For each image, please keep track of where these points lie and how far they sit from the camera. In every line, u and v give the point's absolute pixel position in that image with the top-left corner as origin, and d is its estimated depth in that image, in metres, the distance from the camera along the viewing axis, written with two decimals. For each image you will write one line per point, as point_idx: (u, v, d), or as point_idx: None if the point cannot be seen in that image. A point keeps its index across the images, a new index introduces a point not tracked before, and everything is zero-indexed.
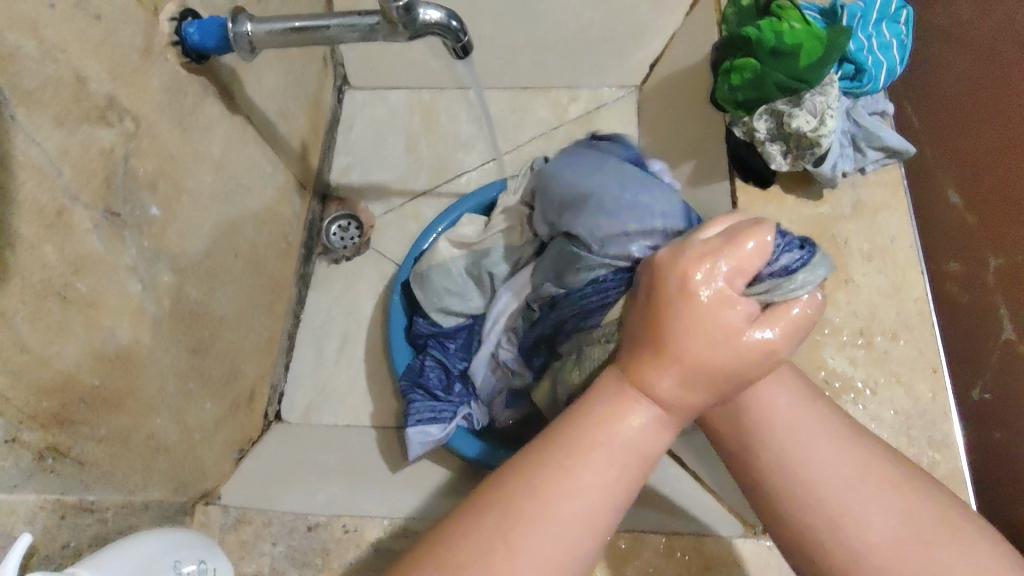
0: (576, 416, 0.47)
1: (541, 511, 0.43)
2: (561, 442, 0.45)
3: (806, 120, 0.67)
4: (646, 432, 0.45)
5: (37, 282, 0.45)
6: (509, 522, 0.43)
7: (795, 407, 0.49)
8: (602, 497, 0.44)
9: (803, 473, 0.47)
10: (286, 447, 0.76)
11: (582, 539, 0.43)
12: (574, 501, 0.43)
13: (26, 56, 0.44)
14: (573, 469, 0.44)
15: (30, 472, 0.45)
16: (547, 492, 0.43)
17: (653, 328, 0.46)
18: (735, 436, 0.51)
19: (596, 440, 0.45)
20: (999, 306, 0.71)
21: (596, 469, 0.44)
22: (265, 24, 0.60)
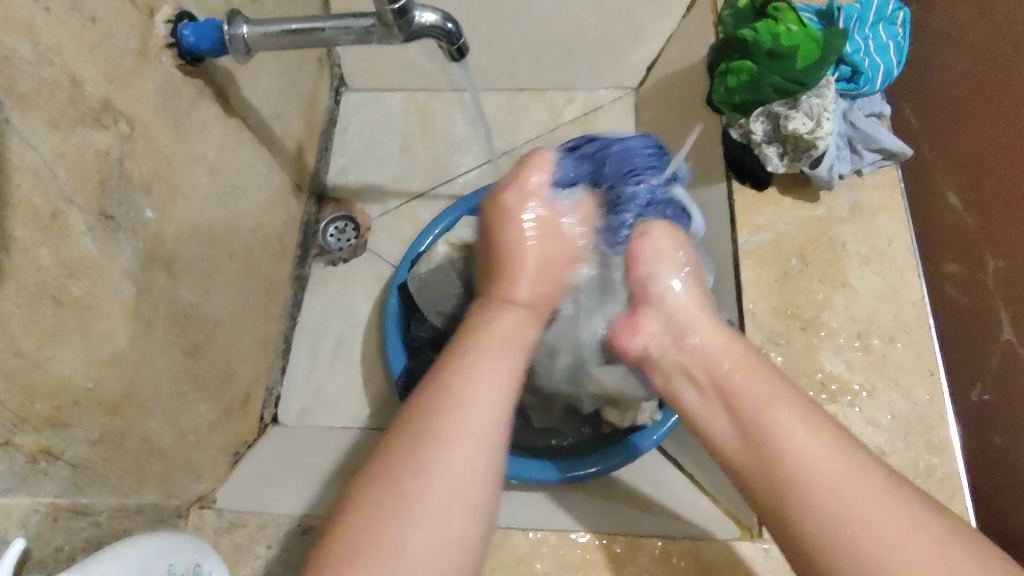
0: (456, 349, 0.52)
1: (444, 405, 0.48)
2: (448, 370, 0.50)
3: (803, 122, 0.67)
4: (515, 330, 0.54)
5: (32, 284, 0.45)
6: (422, 422, 0.48)
7: (820, 447, 0.47)
8: (495, 389, 0.50)
9: (826, 510, 0.45)
10: (281, 449, 0.76)
11: (481, 448, 0.47)
12: (474, 388, 0.49)
13: (22, 59, 0.44)
14: (464, 388, 0.49)
15: (23, 475, 0.44)
16: (438, 415, 0.48)
17: (499, 259, 0.57)
18: (752, 460, 0.49)
19: (475, 363, 0.51)
20: (1000, 310, 0.68)
21: (486, 365, 0.51)
22: (260, 25, 0.60)
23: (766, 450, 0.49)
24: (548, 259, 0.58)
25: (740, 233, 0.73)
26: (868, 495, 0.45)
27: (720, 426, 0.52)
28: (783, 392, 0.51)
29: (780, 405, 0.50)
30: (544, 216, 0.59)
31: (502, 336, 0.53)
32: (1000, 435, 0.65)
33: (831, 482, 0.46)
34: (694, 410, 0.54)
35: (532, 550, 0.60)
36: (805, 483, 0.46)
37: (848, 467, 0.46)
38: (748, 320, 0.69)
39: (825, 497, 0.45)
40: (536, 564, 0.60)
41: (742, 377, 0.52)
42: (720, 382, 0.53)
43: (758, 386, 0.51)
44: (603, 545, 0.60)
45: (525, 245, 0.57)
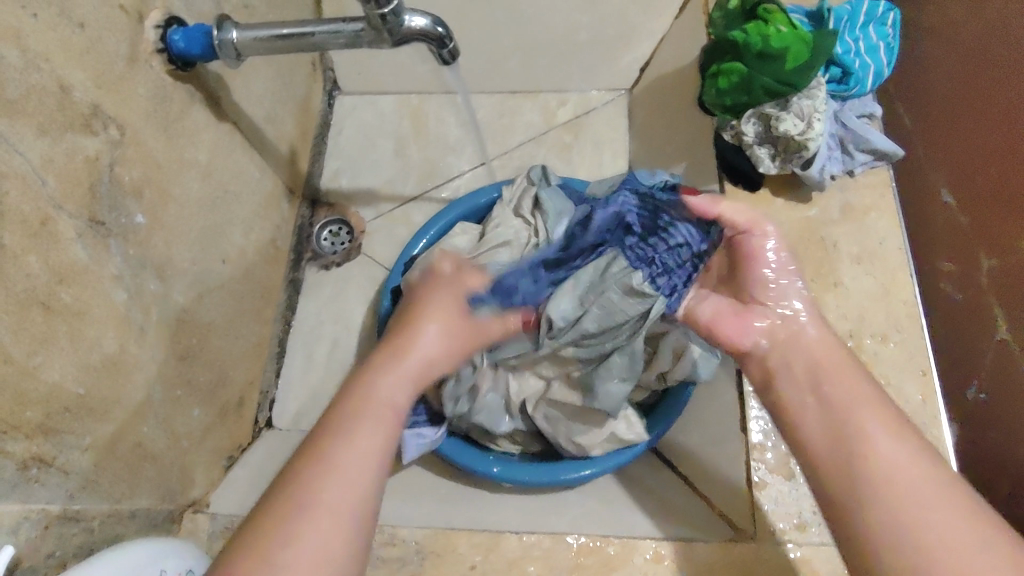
0: (329, 418, 0.47)
1: (323, 468, 0.43)
2: (313, 442, 0.45)
3: (793, 123, 0.68)
4: (397, 403, 0.48)
5: (21, 291, 0.45)
6: (289, 503, 0.42)
7: (905, 456, 0.45)
8: (371, 448, 0.45)
9: (892, 505, 0.43)
10: (276, 453, 0.76)
11: (344, 515, 0.42)
12: (351, 451, 0.44)
13: (10, 66, 0.44)
14: (325, 463, 0.43)
15: (14, 482, 0.44)
16: (291, 495, 0.42)
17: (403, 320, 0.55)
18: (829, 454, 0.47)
19: (343, 438, 0.45)
20: (996, 308, 0.67)
21: (365, 429, 0.46)
22: (251, 31, 0.61)
23: (852, 441, 0.46)
24: (446, 339, 0.53)
25: None
26: (943, 508, 0.42)
27: (808, 414, 0.49)
28: (880, 403, 0.48)
29: (871, 410, 0.47)
30: (442, 310, 0.55)
31: (380, 401, 0.48)
32: (994, 432, 0.66)
33: (904, 483, 0.43)
34: (786, 400, 0.51)
35: (525, 553, 0.61)
36: (881, 477, 0.44)
37: (925, 481, 0.43)
38: None
39: (897, 497, 0.43)
40: (529, 566, 0.60)
41: (840, 375, 0.50)
42: (817, 373, 0.50)
43: (848, 390, 0.49)
44: (597, 548, 0.60)
45: (415, 342, 0.52)
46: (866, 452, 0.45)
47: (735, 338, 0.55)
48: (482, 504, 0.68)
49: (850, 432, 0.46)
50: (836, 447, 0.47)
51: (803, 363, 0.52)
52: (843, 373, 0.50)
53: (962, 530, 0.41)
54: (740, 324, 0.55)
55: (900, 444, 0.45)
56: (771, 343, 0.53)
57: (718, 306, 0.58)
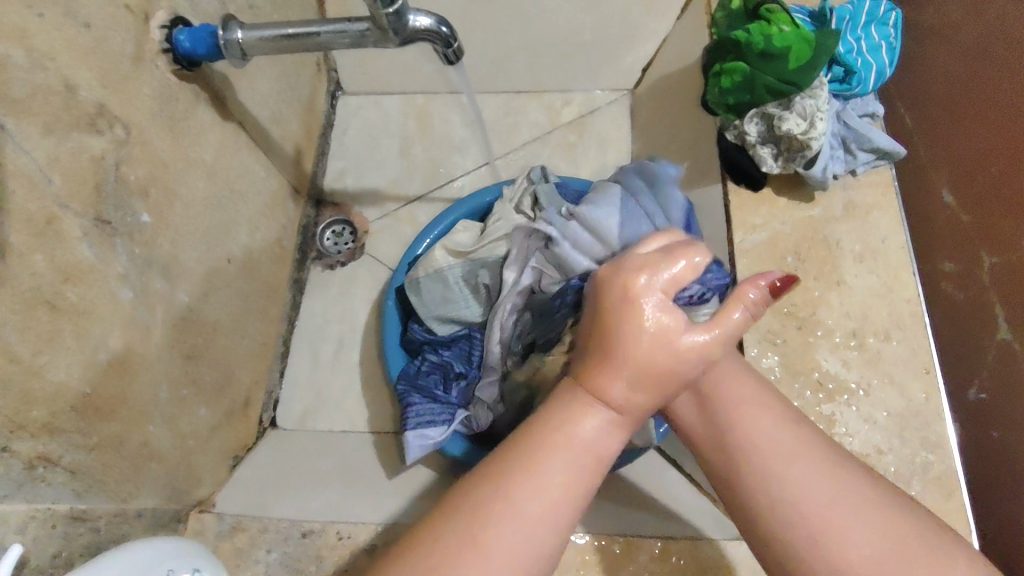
0: (520, 448, 0.45)
1: (508, 508, 0.42)
2: (505, 473, 0.44)
3: (796, 122, 0.68)
4: (598, 445, 0.44)
5: (27, 290, 0.45)
6: (475, 528, 0.42)
7: (780, 434, 0.47)
8: (565, 498, 0.43)
9: (772, 485, 0.45)
10: (281, 452, 0.76)
11: (533, 558, 0.42)
12: (541, 498, 0.43)
13: (15, 65, 0.44)
14: (512, 503, 0.42)
15: (20, 481, 0.44)
16: (477, 530, 0.42)
17: (602, 343, 0.44)
18: (719, 449, 0.49)
19: (533, 484, 0.43)
20: (997, 305, 0.68)
21: (558, 469, 0.44)
22: (256, 30, 0.60)
23: (725, 430, 0.49)
24: (670, 368, 0.44)
25: (737, 232, 0.73)
26: (818, 475, 0.45)
27: (683, 404, 0.52)
28: (751, 386, 0.51)
29: (747, 395, 0.50)
30: (648, 326, 0.44)
31: (580, 445, 0.44)
32: (998, 429, 0.66)
33: (779, 457, 0.46)
34: (676, 403, 0.53)
35: None
36: (756, 459, 0.47)
37: (799, 450, 0.46)
38: None
39: (773, 478, 0.45)
40: None
41: (724, 377, 0.51)
42: (698, 377, 0.52)
43: (731, 385, 0.51)
44: (602, 546, 0.60)
45: (621, 369, 0.44)
46: (742, 436, 0.48)
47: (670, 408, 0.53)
48: None
49: (725, 419, 0.49)
50: (717, 438, 0.49)
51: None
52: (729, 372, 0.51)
53: (837, 492, 0.44)
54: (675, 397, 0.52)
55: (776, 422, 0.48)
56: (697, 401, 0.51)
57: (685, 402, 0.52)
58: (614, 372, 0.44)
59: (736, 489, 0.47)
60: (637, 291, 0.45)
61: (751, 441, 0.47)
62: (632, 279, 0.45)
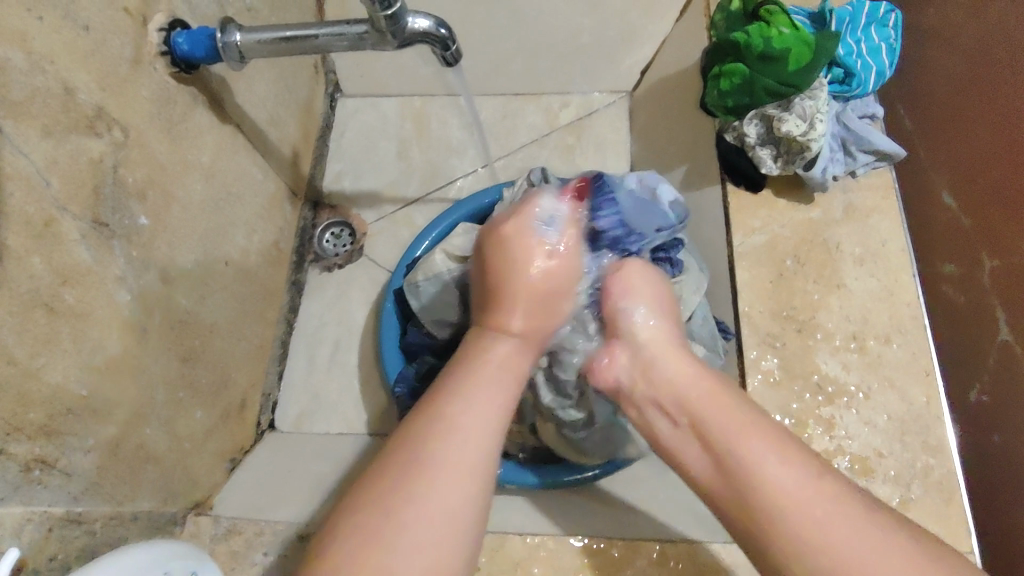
0: (446, 380, 0.49)
1: (439, 431, 0.45)
2: (436, 402, 0.47)
3: (795, 124, 0.67)
4: (508, 363, 0.51)
5: (24, 292, 0.45)
6: (413, 459, 0.44)
7: (790, 474, 0.44)
8: (486, 419, 0.47)
9: (798, 538, 0.42)
10: (278, 455, 0.76)
11: (463, 480, 0.43)
12: (470, 415, 0.46)
13: (15, 68, 0.44)
14: (452, 424, 0.45)
15: (16, 483, 0.44)
16: (418, 453, 0.44)
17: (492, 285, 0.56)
18: (732, 495, 0.46)
19: (463, 404, 0.47)
20: (998, 309, 0.68)
21: (480, 396, 0.48)
22: (254, 33, 0.60)
23: (735, 473, 0.46)
24: (547, 285, 0.56)
25: (735, 235, 0.73)
26: (836, 516, 0.42)
27: (692, 456, 0.49)
28: (753, 418, 0.48)
29: (748, 428, 0.47)
30: (528, 252, 0.57)
31: (497, 363, 0.50)
32: (1000, 434, 0.66)
33: (798, 503, 0.43)
34: (669, 439, 0.51)
35: (529, 555, 0.60)
36: (777, 513, 0.43)
37: (811, 491, 0.44)
38: (743, 322, 0.69)
39: (797, 534, 0.43)
40: (533, 568, 0.60)
41: (723, 413, 0.49)
42: (693, 414, 0.50)
43: (733, 423, 0.48)
44: (600, 549, 0.60)
45: (511, 293, 0.55)
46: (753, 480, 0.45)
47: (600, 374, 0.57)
48: None
49: (737, 467, 0.46)
50: (729, 489, 0.46)
51: (671, 400, 0.51)
52: (713, 398, 0.50)
53: (861, 531, 0.42)
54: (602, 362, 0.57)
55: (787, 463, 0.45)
56: (632, 376, 0.54)
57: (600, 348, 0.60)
58: (506, 296, 0.55)
59: (763, 543, 0.44)
60: (515, 231, 0.57)
61: (765, 485, 0.44)
62: (514, 225, 0.58)
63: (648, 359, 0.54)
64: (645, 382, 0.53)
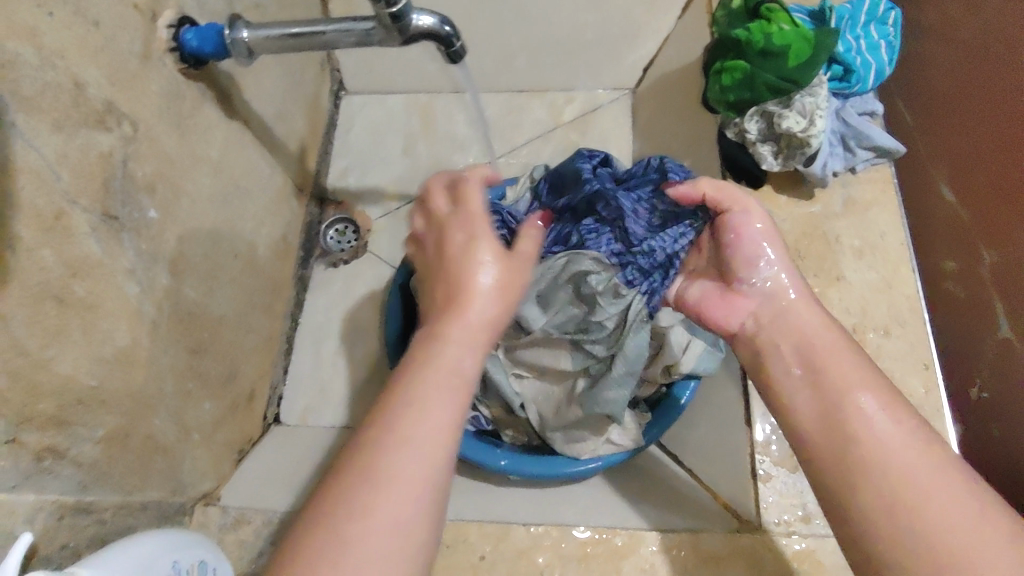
0: (396, 391, 0.45)
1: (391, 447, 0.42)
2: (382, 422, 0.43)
3: (796, 120, 0.68)
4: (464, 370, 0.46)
5: (36, 284, 0.45)
6: (363, 479, 0.41)
7: (896, 431, 0.44)
8: (434, 440, 0.43)
9: (895, 494, 0.42)
10: (284, 447, 0.77)
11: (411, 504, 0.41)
12: (416, 436, 0.42)
13: (27, 63, 0.45)
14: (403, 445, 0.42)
15: (27, 472, 0.45)
16: (366, 475, 0.41)
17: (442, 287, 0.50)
18: (835, 449, 0.45)
19: (410, 427, 0.43)
20: (997, 304, 0.68)
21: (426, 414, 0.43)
22: (263, 29, 0.62)
23: (842, 426, 0.46)
24: (500, 287, 0.49)
25: None
26: (943, 484, 0.41)
27: (803, 401, 0.49)
28: (867, 374, 0.48)
29: (862, 383, 0.47)
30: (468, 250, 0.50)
31: (444, 366, 0.45)
32: (998, 426, 0.67)
33: (903, 463, 0.42)
34: (781, 385, 0.50)
35: (533, 544, 0.61)
36: (874, 461, 0.43)
37: (915, 454, 0.43)
38: None
39: (889, 479, 0.42)
40: (537, 558, 0.61)
41: (831, 357, 0.49)
42: (811, 354, 0.50)
43: (842, 371, 0.48)
44: (603, 538, 0.61)
45: (452, 301, 0.48)
46: (858, 427, 0.45)
47: (723, 320, 0.56)
48: (489, 498, 0.69)
49: (843, 412, 0.46)
50: (832, 435, 0.46)
51: (790, 343, 0.51)
52: (833, 350, 0.50)
53: (960, 499, 0.41)
54: (726, 307, 0.56)
55: (896, 423, 0.45)
56: (756, 321, 0.54)
57: (706, 288, 0.59)
58: (445, 296, 0.50)
59: (857, 486, 0.43)
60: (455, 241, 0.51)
61: (866, 434, 0.44)
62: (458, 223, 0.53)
63: (782, 308, 0.53)
64: (766, 325, 0.53)
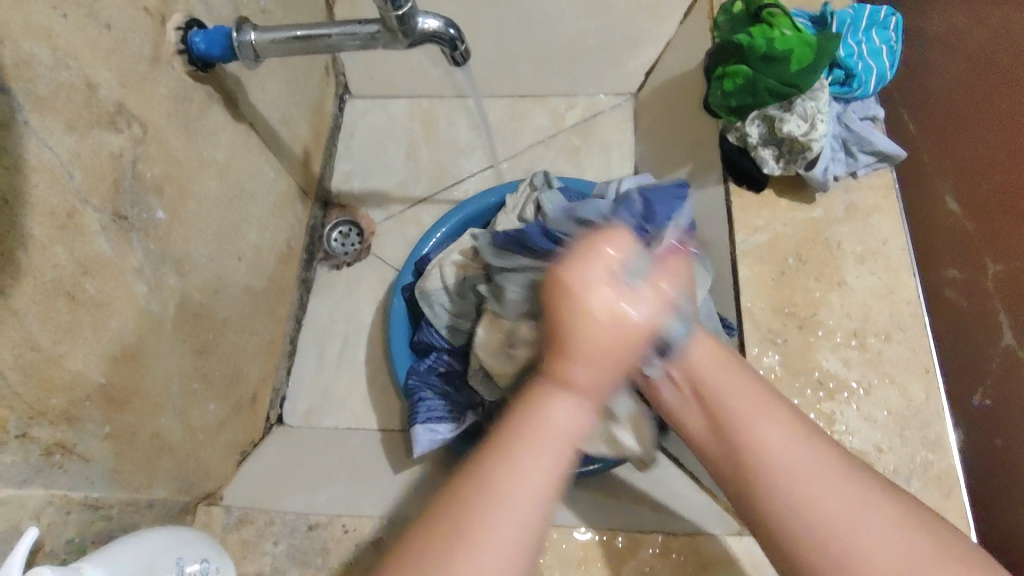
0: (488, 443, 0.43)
1: (467, 516, 0.39)
2: (477, 477, 0.41)
3: (797, 124, 0.69)
4: (570, 428, 0.42)
5: (48, 281, 0.46)
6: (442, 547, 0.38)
7: (781, 435, 0.49)
8: (523, 515, 0.39)
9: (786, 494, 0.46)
10: (288, 448, 0.77)
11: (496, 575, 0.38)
12: (508, 502, 0.40)
13: (41, 63, 0.46)
14: (499, 495, 0.40)
15: (37, 467, 0.46)
16: (449, 546, 0.38)
17: (554, 330, 0.43)
18: (731, 463, 0.51)
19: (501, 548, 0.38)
20: (1000, 312, 0.69)
21: (525, 480, 0.40)
22: (269, 33, 0.62)
23: (733, 435, 0.51)
24: (625, 346, 0.43)
25: (739, 234, 0.74)
26: (826, 481, 0.46)
27: (693, 414, 0.55)
28: (754, 386, 0.53)
29: (751, 398, 0.52)
30: (594, 294, 0.43)
31: (552, 436, 0.41)
32: (1002, 438, 0.66)
33: (790, 466, 0.47)
34: (671, 403, 0.57)
35: None
36: (767, 466, 0.48)
37: (809, 460, 0.47)
38: (745, 318, 0.70)
39: (785, 486, 0.47)
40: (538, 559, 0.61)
41: (716, 371, 0.54)
42: (695, 380, 0.55)
43: (730, 384, 0.53)
44: (602, 541, 0.61)
45: (570, 351, 0.42)
46: (745, 437, 0.50)
47: None
48: None
49: (730, 429, 0.51)
50: (725, 447, 0.51)
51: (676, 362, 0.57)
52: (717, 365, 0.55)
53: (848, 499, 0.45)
54: None
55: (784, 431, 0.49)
56: None
57: None
58: (571, 339, 0.42)
59: (751, 496, 0.49)
60: (579, 273, 0.44)
61: (758, 442, 0.49)
62: (583, 255, 0.45)
63: None
64: None
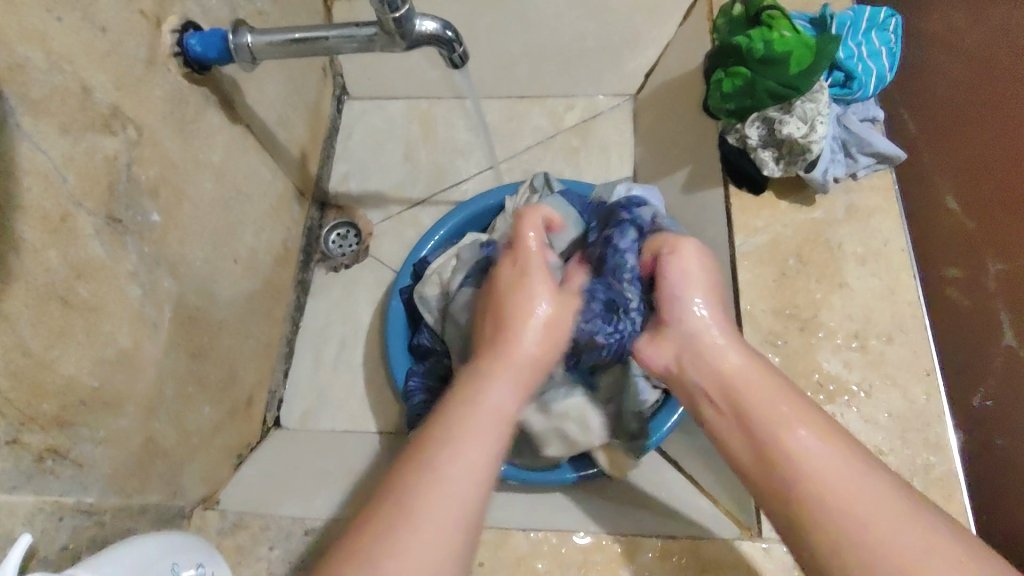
0: (444, 414, 0.49)
1: (427, 471, 0.44)
2: (429, 439, 0.46)
3: (796, 126, 0.68)
4: (503, 402, 0.50)
5: (40, 286, 0.45)
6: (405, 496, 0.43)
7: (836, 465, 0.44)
8: (472, 476, 0.45)
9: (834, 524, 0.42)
10: (286, 452, 0.77)
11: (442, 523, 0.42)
12: (459, 460, 0.45)
13: (35, 67, 0.45)
14: (451, 452, 0.45)
15: (29, 473, 0.45)
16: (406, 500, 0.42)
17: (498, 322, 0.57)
18: (779, 499, 0.46)
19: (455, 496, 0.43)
20: (1001, 312, 0.69)
21: (476, 443, 0.46)
22: (265, 35, 0.62)
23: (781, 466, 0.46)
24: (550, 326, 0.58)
25: (737, 235, 0.74)
26: (890, 514, 0.41)
27: (736, 445, 0.50)
28: (801, 406, 0.48)
29: (794, 418, 0.48)
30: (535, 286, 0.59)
31: (494, 410, 0.49)
32: (1001, 438, 0.66)
33: (851, 499, 0.42)
34: (715, 428, 0.52)
35: (533, 550, 0.61)
36: (815, 495, 0.44)
37: (862, 487, 0.43)
38: (745, 320, 0.69)
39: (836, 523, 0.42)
40: (536, 563, 0.60)
41: (759, 395, 0.50)
42: (737, 401, 0.51)
43: (770, 401, 0.49)
44: (601, 545, 0.60)
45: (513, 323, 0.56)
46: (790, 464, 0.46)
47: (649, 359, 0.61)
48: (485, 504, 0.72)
49: (778, 458, 0.46)
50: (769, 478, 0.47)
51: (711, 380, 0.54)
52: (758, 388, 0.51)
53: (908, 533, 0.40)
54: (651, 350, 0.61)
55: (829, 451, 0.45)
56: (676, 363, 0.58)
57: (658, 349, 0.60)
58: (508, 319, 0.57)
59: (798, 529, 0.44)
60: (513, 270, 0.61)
61: (807, 470, 0.45)
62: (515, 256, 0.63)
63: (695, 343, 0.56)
64: (690, 366, 0.56)
